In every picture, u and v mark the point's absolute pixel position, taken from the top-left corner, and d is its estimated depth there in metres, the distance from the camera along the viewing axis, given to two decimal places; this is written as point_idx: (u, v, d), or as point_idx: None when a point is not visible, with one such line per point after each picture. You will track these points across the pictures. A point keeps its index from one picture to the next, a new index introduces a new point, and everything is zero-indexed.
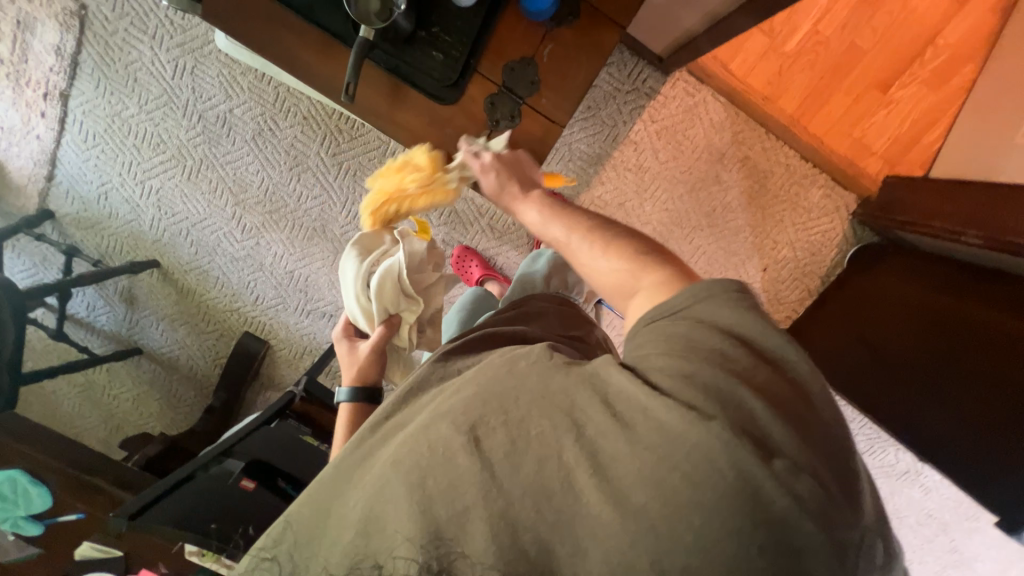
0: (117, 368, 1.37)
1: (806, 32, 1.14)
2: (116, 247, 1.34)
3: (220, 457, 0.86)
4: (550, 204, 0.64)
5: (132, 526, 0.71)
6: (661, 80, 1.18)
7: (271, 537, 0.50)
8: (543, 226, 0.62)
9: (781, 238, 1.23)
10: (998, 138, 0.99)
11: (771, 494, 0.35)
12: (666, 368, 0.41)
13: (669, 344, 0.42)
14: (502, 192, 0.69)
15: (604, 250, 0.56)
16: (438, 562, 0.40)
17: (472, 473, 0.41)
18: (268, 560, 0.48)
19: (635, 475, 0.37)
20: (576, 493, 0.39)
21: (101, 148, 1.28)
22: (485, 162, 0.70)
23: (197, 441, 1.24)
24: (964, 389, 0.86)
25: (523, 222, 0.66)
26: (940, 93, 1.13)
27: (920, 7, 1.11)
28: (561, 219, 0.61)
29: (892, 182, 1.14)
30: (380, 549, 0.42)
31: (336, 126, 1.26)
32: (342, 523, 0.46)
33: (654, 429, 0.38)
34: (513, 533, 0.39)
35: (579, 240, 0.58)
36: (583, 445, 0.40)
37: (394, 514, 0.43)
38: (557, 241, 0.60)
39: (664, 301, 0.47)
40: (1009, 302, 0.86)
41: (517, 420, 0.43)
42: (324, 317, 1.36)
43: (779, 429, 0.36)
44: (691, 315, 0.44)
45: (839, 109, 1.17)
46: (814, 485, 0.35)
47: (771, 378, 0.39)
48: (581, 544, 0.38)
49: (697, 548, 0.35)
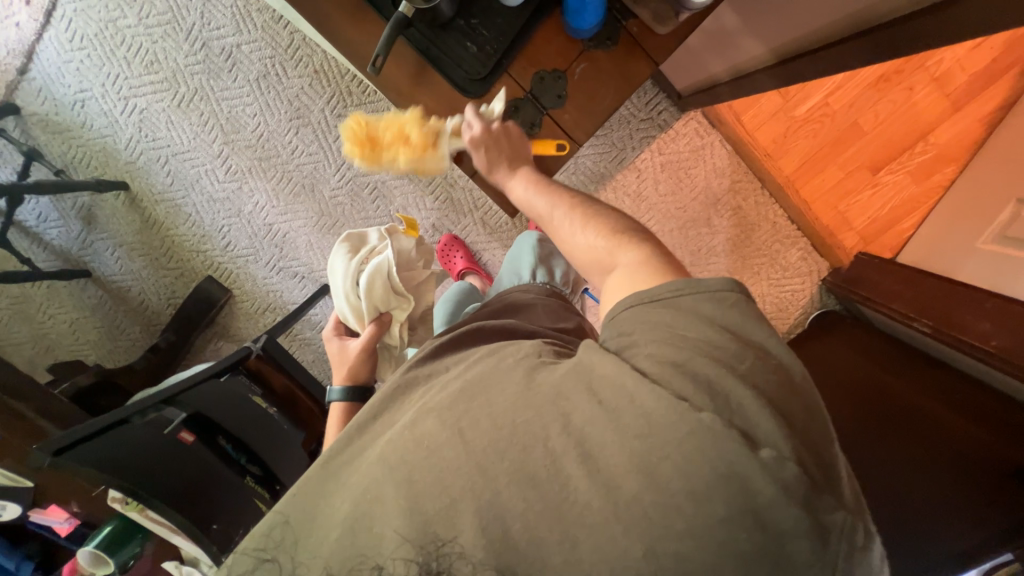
0: (59, 289, 1.28)
1: (817, 102, 1.19)
2: (83, 160, 1.24)
3: (159, 406, 0.81)
4: (539, 179, 0.67)
5: (54, 462, 0.64)
6: (677, 116, 1.21)
7: (257, 538, 0.46)
8: (528, 201, 0.66)
9: (755, 289, 1.28)
10: (961, 239, 1.07)
11: (770, 509, 0.35)
12: (652, 356, 0.41)
13: (659, 332, 0.43)
14: (490, 168, 0.69)
15: (584, 226, 0.59)
16: (437, 563, 0.39)
17: (460, 464, 0.41)
18: (268, 561, 0.44)
19: (624, 463, 0.37)
20: (568, 485, 0.38)
21: (88, 52, 1.19)
22: (475, 136, 0.69)
23: (134, 379, 1.16)
24: (909, 466, 0.86)
25: (512, 198, 0.68)
26: (922, 186, 1.21)
27: (921, 103, 1.18)
28: (546, 195, 0.64)
29: (865, 259, 1.21)
30: (376, 549, 0.41)
31: (346, 87, 1.22)
32: (331, 522, 0.44)
33: (639, 420, 0.38)
34: (502, 523, 0.39)
35: (561, 215, 0.61)
36: (571, 435, 0.40)
37: (384, 510, 0.42)
38: (541, 214, 0.64)
39: (653, 285, 0.47)
40: (944, 395, 0.92)
41: (501, 412, 0.43)
42: (295, 278, 1.31)
43: (764, 423, 0.37)
44: (677, 304, 0.44)
45: (831, 181, 1.23)
46: (800, 472, 0.35)
47: (778, 397, 0.39)
48: (574, 534, 0.37)
49: (687, 534, 0.35)
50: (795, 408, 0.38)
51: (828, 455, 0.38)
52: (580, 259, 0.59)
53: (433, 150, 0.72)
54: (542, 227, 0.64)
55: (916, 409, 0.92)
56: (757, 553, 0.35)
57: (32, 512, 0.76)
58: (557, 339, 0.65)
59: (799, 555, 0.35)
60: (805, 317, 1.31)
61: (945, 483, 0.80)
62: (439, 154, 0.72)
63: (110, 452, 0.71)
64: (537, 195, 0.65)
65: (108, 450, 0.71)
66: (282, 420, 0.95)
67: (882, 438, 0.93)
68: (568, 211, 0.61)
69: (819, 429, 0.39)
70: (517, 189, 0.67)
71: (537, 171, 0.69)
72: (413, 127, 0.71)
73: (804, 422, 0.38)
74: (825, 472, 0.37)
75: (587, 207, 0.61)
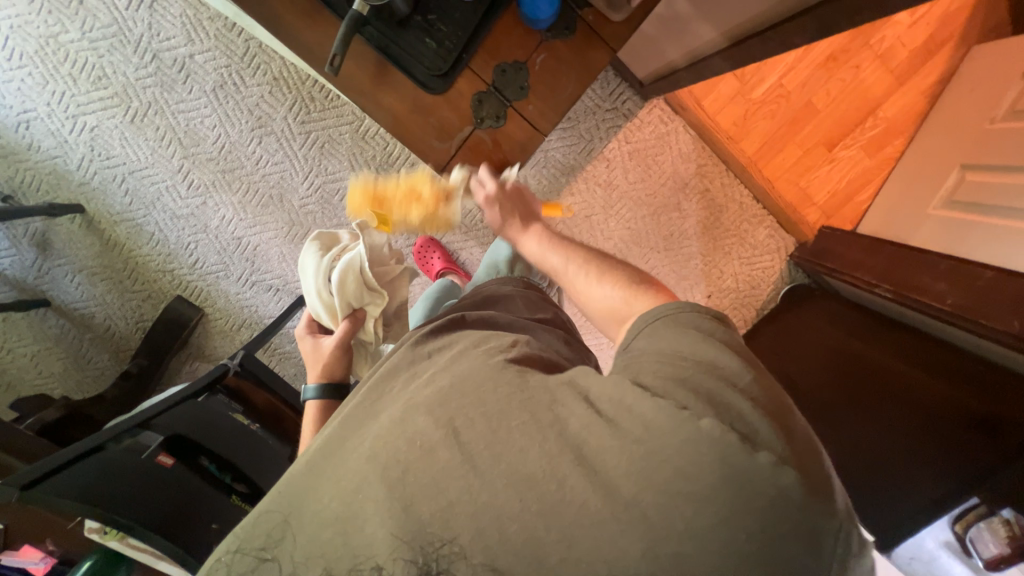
0: (19, 320, 1.22)
1: (772, 84, 1.23)
2: (33, 184, 1.18)
3: (135, 429, 0.80)
4: (548, 237, 0.73)
5: (22, 497, 0.63)
6: (640, 104, 1.23)
7: (254, 538, 0.44)
8: (542, 256, 0.71)
9: (727, 268, 1.32)
10: (914, 206, 1.13)
11: (767, 487, 0.34)
12: (658, 372, 0.42)
13: (662, 354, 0.44)
14: (502, 225, 0.78)
15: (600, 279, 0.61)
16: (437, 564, 0.38)
17: (454, 468, 0.41)
18: (268, 561, 0.42)
19: (623, 468, 0.37)
20: (564, 484, 0.38)
21: (29, 70, 1.13)
22: (490, 194, 0.77)
23: (106, 409, 1.11)
24: (883, 426, 0.90)
25: (525, 252, 0.75)
26: (874, 159, 1.27)
27: (868, 80, 1.24)
28: (559, 251, 0.69)
29: (827, 231, 1.27)
30: (376, 549, 0.40)
31: (308, 92, 1.20)
32: (320, 518, 0.43)
33: (638, 425, 0.39)
34: (500, 524, 0.38)
35: (575, 270, 0.65)
36: (568, 439, 0.40)
37: (375, 510, 0.41)
38: (555, 269, 0.68)
39: (655, 310, 0.50)
40: (907, 354, 0.97)
41: (495, 413, 0.43)
42: (269, 291, 1.28)
43: (765, 429, 0.37)
44: (674, 322, 0.47)
45: (790, 159, 1.28)
46: (799, 477, 0.35)
47: (756, 387, 0.40)
48: (571, 533, 0.37)
49: (688, 535, 0.35)
50: (769, 399, 0.39)
51: (810, 451, 0.37)
52: (599, 309, 0.61)
53: (443, 205, 0.83)
54: (558, 281, 0.67)
55: (885, 370, 0.96)
56: (759, 552, 0.34)
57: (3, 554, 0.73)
58: (534, 332, 0.67)
59: (808, 536, 0.34)
60: (777, 293, 1.35)
61: (922, 440, 0.83)
62: (449, 209, 0.83)
63: (81, 481, 0.68)
64: (551, 250, 0.70)
65: (78, 479, 0.68)
66: (266, 436, 0.94)
67: (856, 400, 0.97)
68: (582, 266, 0.65)
69: (796, 422, 0.39)
70: (530, 246, 0.73)
71: (546, 228, 0.76)
72: (425, 186, 0.83)
73: (786, 412, 0.39)
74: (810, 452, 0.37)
75: (602, 262, 0.64)
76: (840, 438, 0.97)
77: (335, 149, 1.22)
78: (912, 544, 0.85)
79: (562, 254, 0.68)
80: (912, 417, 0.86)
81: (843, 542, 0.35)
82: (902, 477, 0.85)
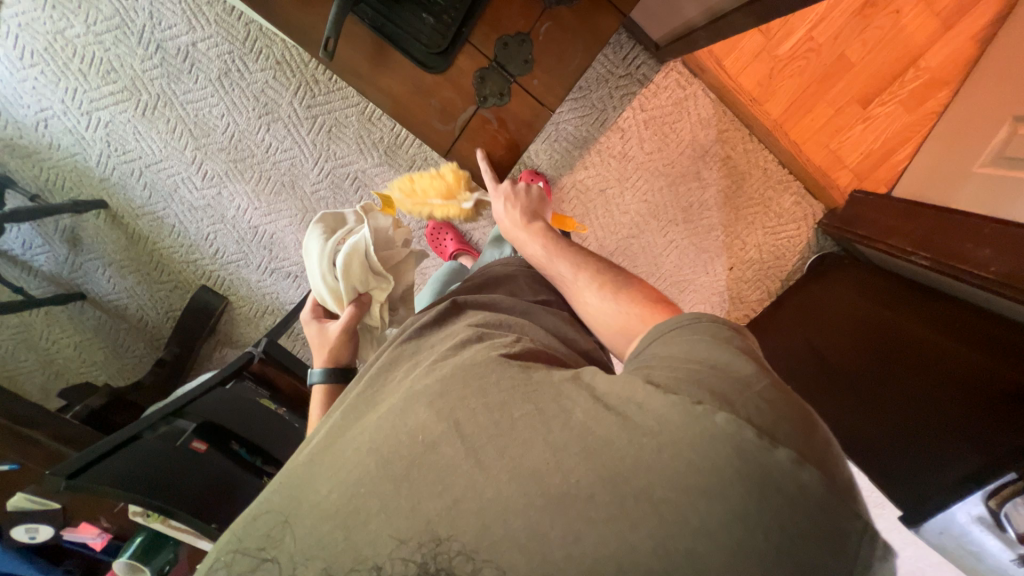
0: (58, 313, 1.26)
1: (801, 37, 1.14)
2: (57, 182, 1.21)
3: (169, 418, 0.85)
4: (554, 243, 0.76)
5: (68, 485, 0.66)
6: (656, 68, 1.16)
7: (255, 537, 0.44)
8: (549, 262, 0.74)
9: (750, 239, 1.27)
10: (958, 165, 1.05)
11: (781, 479, 0.34)
12: (669, 373, 0.43)
13: (675, 364, 0.44)
14: (507, 218, 0.81)
15: (616, 297, 0.64)
16: (437, 563, 0.38)
17: (459, 463, 0.41)
18: (268, 561, 0.42)
19: (633, 460, 0.37)
20: (568, 477, 0.38)
21: (41, 68, 1.14)
22: (504, 190, 0.82)
23: (145, 396, 1.16)
24: (917, 403, 0.86)
25: (528, 254, 0.78)
26: (913, 115, 1.17)
27: (910, 26, 1.13)
28: (567, 260, 0.72)
29: (860, 197, 1.19)
30: (377, 548, 0.40)
31: (312, 75, 1.17)
32: (319, 512, 0.43)
33: (650, 420, 0.39)
34: (505, 519, 0.38)
35: (584, 282, 0.68)
36: (574, 429, 0.41)
37: (379, 506, 0.41)
38: (564, 278, 0.72)
39: (669, 319, 0.51)
40: (942, 323, 0.92)
41: (498, 404, 0.44)
42: (288, 278, 1.31)
43: (779, 425, 0.37)
44: (691, 331, 0.47)
45: (820, 120, 1.19)
46: (818, 472, 0.34)
47: (771, 387, 0.40)
48: (576, 527, 0.36)
49: (701, 530, 0.34)
50: (786, 402, 0.39)
51: (832, 454, 0.37)
52: (607, 323, 0.64)
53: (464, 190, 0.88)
54: (564, 290, 0.71)
55: (920, 341, 0.92)
56: (775, 550, 0.33)
57: (63, 531, 0.77)
58: (543, 319, 0.67)
59: (830, 536, 0.33)
60: (803, 263, 1.30)
61: (958, 415, 0.79)
62: (467, 197, 0.89)
63: (124, 470, 0.72)
64: (559, 258, 0.73)
65: (121, 469, 0.72)
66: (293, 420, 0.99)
67: (888, 373, 0.93)
68: (591, 278, 0.68)
69: (821, 425, 0.39)
70: (535, 250, 0.76)
71: (548, 229, 0.79)
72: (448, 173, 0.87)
73: (811, 420, 0.38)
74: (828, 451, 0.37)
75: (608, 276, 0.68)
76: (873, 414, 0.93)
77: (343, 133, 1.21)
78: (939, 517, 0.82)
79: (569, 262, 0.72)
80: (944, 389, 0.83)
81: (868, 546, 0.33)
82: (931, 452, 0.82)
